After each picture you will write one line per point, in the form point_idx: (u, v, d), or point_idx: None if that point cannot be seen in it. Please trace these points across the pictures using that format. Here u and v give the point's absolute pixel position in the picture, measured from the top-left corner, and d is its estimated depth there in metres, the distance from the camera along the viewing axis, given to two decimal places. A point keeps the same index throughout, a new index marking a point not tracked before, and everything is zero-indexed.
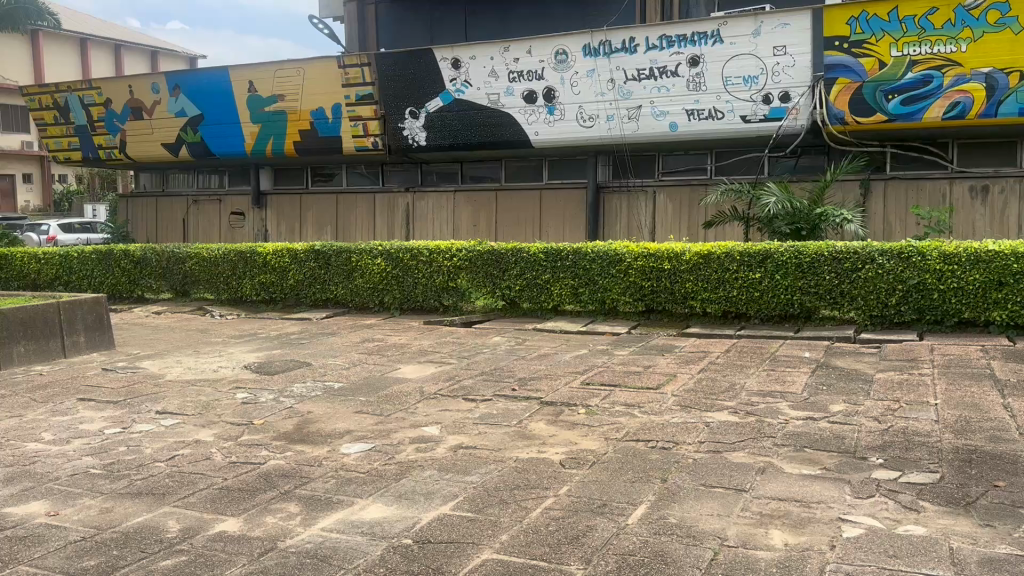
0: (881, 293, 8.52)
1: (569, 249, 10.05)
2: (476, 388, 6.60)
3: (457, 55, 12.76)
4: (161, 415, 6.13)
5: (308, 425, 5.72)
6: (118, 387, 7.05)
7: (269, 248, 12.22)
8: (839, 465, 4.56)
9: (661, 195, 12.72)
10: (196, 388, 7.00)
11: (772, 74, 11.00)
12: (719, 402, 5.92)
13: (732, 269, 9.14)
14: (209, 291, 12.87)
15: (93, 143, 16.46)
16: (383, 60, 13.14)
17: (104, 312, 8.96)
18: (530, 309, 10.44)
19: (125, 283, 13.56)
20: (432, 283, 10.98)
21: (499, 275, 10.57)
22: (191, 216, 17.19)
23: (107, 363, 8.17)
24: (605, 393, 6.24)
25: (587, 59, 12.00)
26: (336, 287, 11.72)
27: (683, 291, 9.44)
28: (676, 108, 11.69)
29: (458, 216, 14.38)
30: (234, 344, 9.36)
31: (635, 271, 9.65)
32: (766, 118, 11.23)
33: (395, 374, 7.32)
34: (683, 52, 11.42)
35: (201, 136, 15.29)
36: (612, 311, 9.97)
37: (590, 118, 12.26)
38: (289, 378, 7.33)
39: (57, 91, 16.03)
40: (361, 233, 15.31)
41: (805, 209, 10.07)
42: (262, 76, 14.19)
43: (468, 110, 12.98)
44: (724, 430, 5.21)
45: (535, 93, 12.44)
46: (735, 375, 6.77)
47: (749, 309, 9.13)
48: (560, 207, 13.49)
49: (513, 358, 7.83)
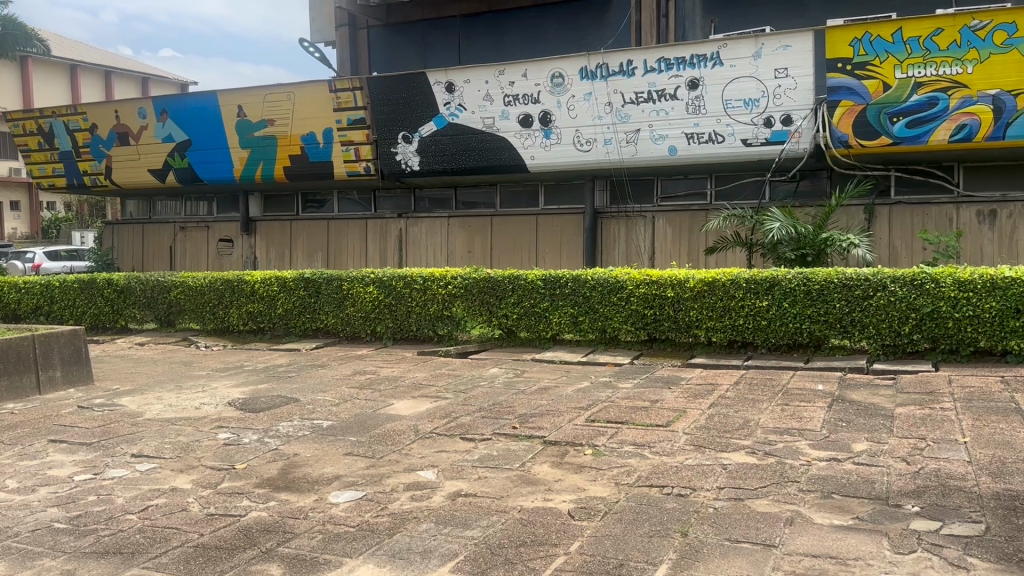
0: (894, 321, 8.19)
1: (568, 276, 9.71)
2: (475, 425, 6.21)
3: (451, 79, 12.49)
4: (137, 459, 5.71)
5: (294, 470, 5.32)
6: (93, 427, 6.62)
7: (257, 276, 11.84)
8: (873, 514, 4.18)
9: (660, 220, 12.42)
10: (176, 427, 6.59)
11: (774, 96, 10.74)
12: (735, 441, 5.54)
13: (738, 296, 8.80)
14: (195, 321, 12.46)
15: (78, 169, 16.10)
16: (375, 84, 12.86)
17: (83, 345, 8.58)
18: (527, 338, 10.08)
19: (108, 313, 13.14)
20: (426, 312, 10.62)
21: (495, 303, 10.21)
22: (178, 243, 16.82)
23: (84, 400, 7.72)
24: (612, 430, 5.86)
25: (584, 82, 11.73)
26: (327, 316, 11.34)
27: (687, 320, 9.09)
28: (676, 131, 11.41)
29: (452, 242, 14.05)
30: (218, 378, 8.94)
31: (637, 299, 9.30)
32: (768, 142, 10.96)
33: (388, 411, 6.92)
34: (682, 75, 11.17)
35: (189, 162, 14.96)
36: (613, 340, 9.61)
37: (588, 142, 11.97)
38: (276, 415, 6.93)
39: (42, 117, 15.68)
40: (352, 260, 14.95)
41: (811, 234, 9.75)
42: (251, 100, 13.88)
43: (462, 134, 12.68)
44: (744, 474, 4.83)
45: (531, 117, 12.16)
46: (748, 411, 6.40)
47: (756, 338, 8.78)
48: (557, 232, 13.18)
49: (512, 392, 7.45)
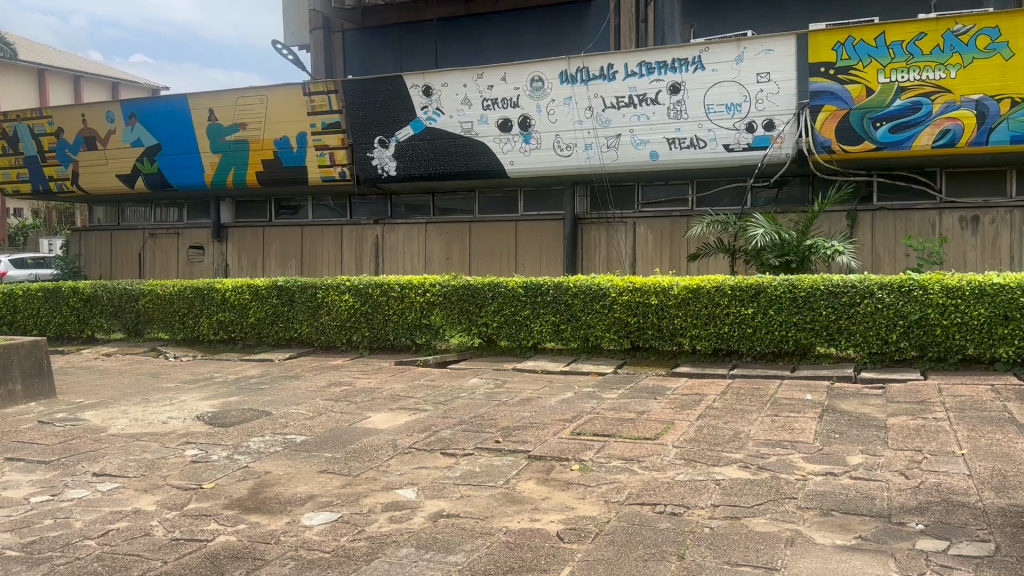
0: (881, 329, 8.06)
1: (550, 284, 9.50)
2: (456, 440, 5.96)
3: (428, 82, 12.26)
4: (98, 478, 5.38)
5: (264, 490, 5.03)
6: (53, 443, 6.28)
7: (228, 284, 11.51)
8: (877, 533, 3.99)
9: (641, 226, 12.26)
10: (141, 444, 6.26)
11: (756, 101, 10.61)
12: (726, 454, 5.34)
13: (723, 303, 8.62)
14: (164, 330, 12.09)
15: (43, 174, 15.64)
16: (351, 87, 12.59)
17: (45, 356, 8.20)
18: (507, 347, 9.86)
19: (74, 322, 12.72)
20: (403, 321, 10.35)
21: (475, 311, 9.97)
22: (147, 250, 16.40)
23: (45, 415, 7.35)
24: (599, 444, 5.64)
25: (563, 86, 11.55)
26: (301, 325, 11.03)
27: (671, 328, 8.90)
28: (657, 136, 11.24)
29: (429, 249, 13.79)
30: (187, 390, 8.60)
31: (621, 306, 9.10)
32: (750, 147, 10.82)
33: (365, 425, 6.64)
34: (663, 79, 11.02)
35: (158, 167, 14.57)
36: (595, 349, 9.40)
37: (568, 147, 11.77)
38: (247, 430, 6.62)
39: (6, 120, 15.22)
40: (327, 267, 14.63)
41: (795, 240, 9.59)
42: (224, 104, 13.55)
43: (440, 139, 12.44)
44: (739, 490, 4.62)
45: (510, 121, 11.95)
46: (738, 422, 6.21)
47: (742, 346, 8.60)
48: (536, 239, 12.97)
49: (493, 404, 7.21)
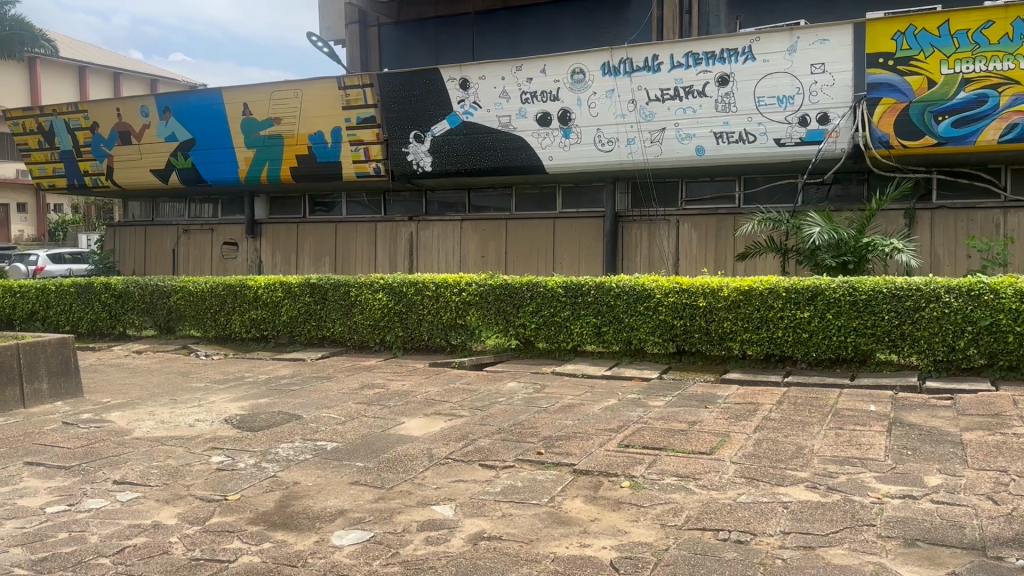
0: (947, 335, 7.53)
1: (591, 284, 9.10)
2: (495, 450, 5.58)
3: (465, 75, 11.89)
4: (118, 487, 5.08)
5: (291, 503, 4.71)
6: (75, 447, 6.01)
7: (260, 281, 11.26)
8: (972, 569, 3.54)
9: (685, 224, 11.79)
10: (166, 449, 5.98)
11: (809, 93, 10.10)
12: (791, 473, 4.96)
13: (777, 307, 8.14)
14: (196, 328, 11.90)
15: (78, 169, 15.58)
16: (386, 80, 12.27)
17: (72, 354, 7.97)
18: (546, 349, 9.48)
19: (106, 318, 12.56)
20: (438, 320, 10.01)
21: (513, 311, 9.59)
22: (181, 245, 16.28)
23: (69, 416, 7.11)
24: (650, 458, 5.24)
25: (606, 78, 11.11)
26: (334, 324, 10.74)
27: (720, 332, 8.45)
28: (703, 130, 10.77)
29: (465, 246, 13.45)
30: (216, 391, 8.33)
31: (666, 308, 8.66)
32: (802, 142, 10.32)
33: (399, 431, 6.30)
34: (711, 71, 10.54)
35: (193, 162, 14.41)
36: (638, 352, 8.98)
37: (609, 141, 11.34)
38: (276, 435, 6.32)
39: (42, 115, 15.16)
40: (361, 264, 14.37)
41: (852, 239, 9.07)
42: (258, 98, 13.31)
43: (477, 134, 12.09)
44: (810, 516, 4.20)
45: (549, 115, 11.55)
46: (800, 436, 5.80)
47: (796, 352, 8.12)
48: (576, 237, 12.57)
49: (534, 411, 6.82)
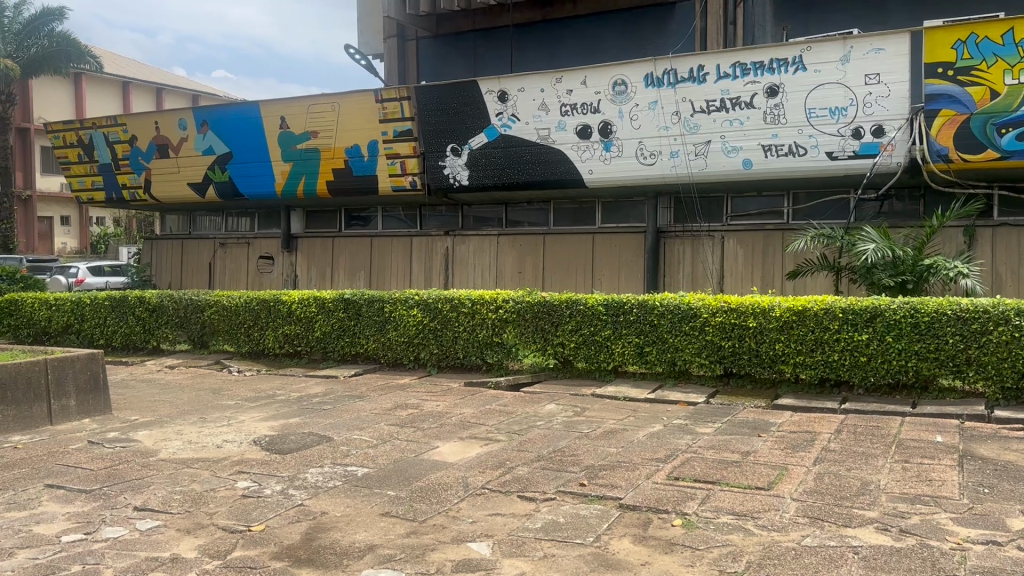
0: (1017, 361, 7.04)
1: (634, 302, 8.74)
2: (535, 481, 5.23)
3: (504, 87, 11.64)
4: (139, 514, 4.83)
5: (318, 536, 4.41)
6: (99, 469, 5.78)
7: (294, 296, 11.07)
8: None
9: (730, 240, 11.37)
10: (191, 472, 5.73)
11: (863, 105, 9.68)
12: (857, 512, 4.62)
13: (833, 328, 7.70)
14: (229, 343, 11.74)
15: (117, 182, 15.62)
16: (423, 92, 12.08)
17: (101, 370, 7.78)
18: (585, 369, 9.11)
19: (140, 332, 12.47)
20: (474, 338, 9.72)
21: (551, 329, 9.26)
22: (217, 259, 16.22)
23: (95, 434, 6.91)
24: (702, 493, 4.87)
25: (649, 90, 10.77)
26: (367, 340, 10.51)
27: (771, 354, 8.03)
28: (751, 142, 10.37)
29: (501, 262, 13.15)
30: (246, 410, 8.10)
31: (713, 328, 8.27)
32: (856, 155, 9.88)
33: (432, 457, 5.98)
34: (760, 81, 10.16)
35: (229, 176, 14.34)
36: (683, 374, 8.58)
37: (651, 155, 10.98)
38: (305, 459, 6.05)
39: (82, 128, 15.23)
40: (396, 280, 14.14)
41: (910, 258, 8.62)
42: (295, 111, 13.18)
43: (515, 147, 11.83)
44: (885, 564, 3.82)
45: (590, 128, 11.25)
46: (863, 470, 5.46)
47: (852, 377, 7.67)
48: (616, 253, 12.20)
49: (574, 436, 6.45)
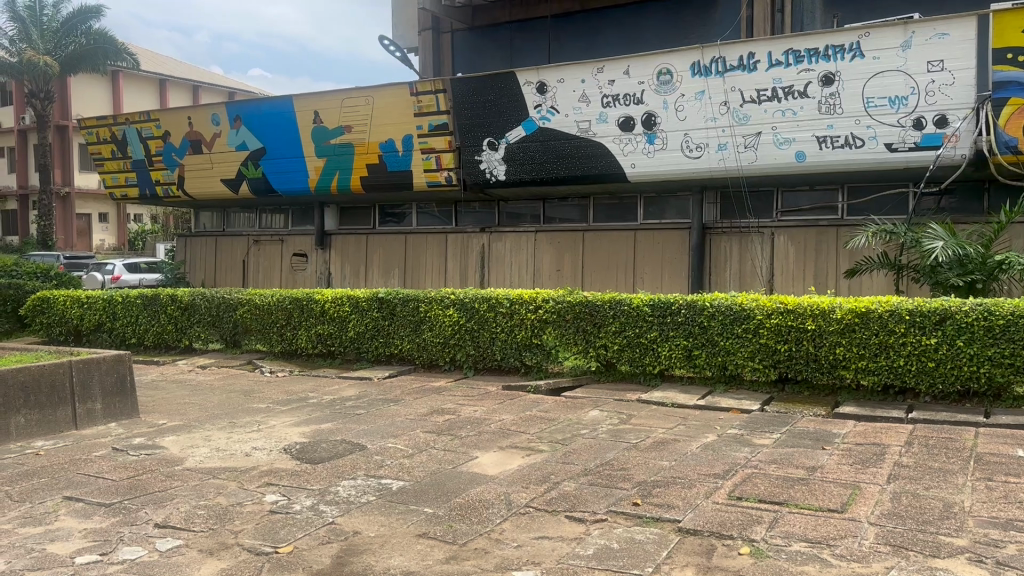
0: None
1: (681, 302, 8.29)
2: (583, 499, 4.82)
3: (543, 78, 11.23)
4: (159, 532, 4.51)
5: (349, 561, 4.05)
6: (121, 479, 5.50)
7: (328, 295, 10.77)
8: None
9: (780, 236, 10.85)
10: (217, 484, 5.41)
11: (926, 93, 9.11)
12: (945, 540, 4.14)
13: (899, 331, 7.18)
14: (261, 343, 11.49)
15: (150, 178, 15.50)
16: (459, 85, 11.71)
17: (128, 373, 7.53)
18: (629, 373, 8.67)
19: (172, 331, 12.27)
20: (512, 340, 9.33)
21: (594, 331, 8.85)
22: (251, 256, 16.02)
23: (121, 440, 6.64)
24: (769, 516, 4.43)
25: (695, 79, 10.28)
26: (402, 341, 10.17)
27: (830, 359, 7.53)
28: (804, 134, 9.85)
29: (539, 259, 12.74)
30: (277, 414, 7.79)
31: (768, 331, 7.79)
32: (917, 147, 9.30)
33: (471, 470, 5.60)
34: (814, 69, 9.62)
35: (263, 172, 14.11)
36: (734, 379, 8.12)
37: (698, 147, 10.50)
38: (337, 470, 5.70)
39: (116, 124, 15.11)
40: (431, 278, 13.80)
41: (979, 255, 8.03)
42: (328, 105, 12.89)
43: (554, 140, 11.41)
44: None
45: (633, 120, 10.79)
46: (943, 489, 4.96)
47: (920, 384, 7.15)
48: (659, 250, 11.71)
49: (622, 448, 6.02)
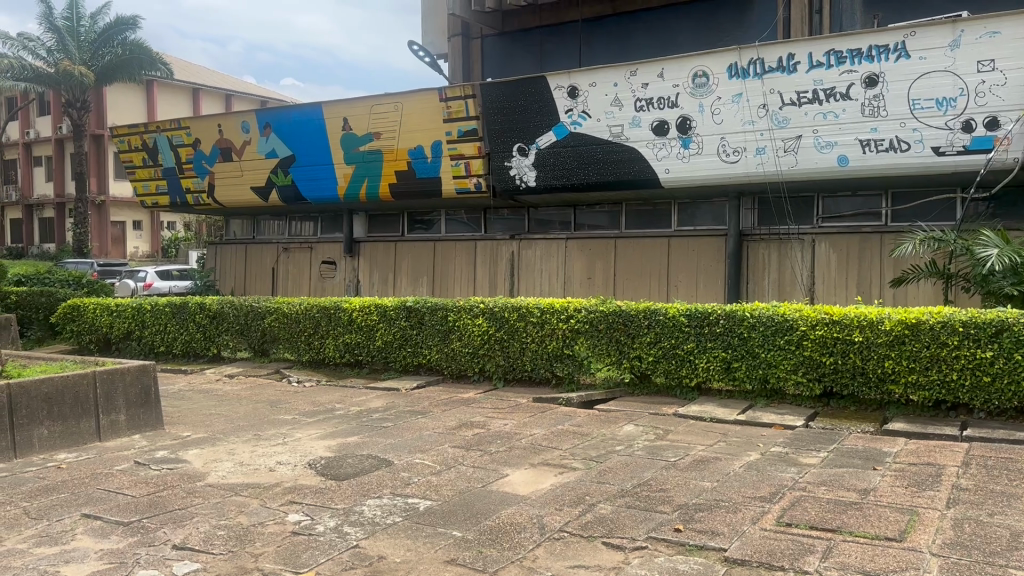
0: None
1: (720, 312, 7.99)
2: (621, 523, 4.54)
3: (574, 82, 10.98)
4: (177, 554, 4.31)
5: None
6: (141, 495, 5.33)
7: (356, 303, 10.60)
8: None
9: (822, 243, 10.49)
10: (239, 501, 5.22)
11: (976, 94, 8.71)
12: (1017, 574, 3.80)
13: (952, 343, 6.82)
14: (289, 352, 11.35)
15: (181, 186, 15.50)
16: (489, 90, 11.50)
17: (152, 383, 7.40)
18: (665, 385, 8.38)
19: (200, 339, 12.18)
20: (543, 350, 9.07)
21: (628, 341, 8.56)
22: (281, 264, 15.94)
23: (144, 453, 6.49)
24: (823, 545, 4.13)
25: (732, 81, 9.96)
26: (430, 350, 9.96)
27: (878, 373, 7.19)
28: (847, 137, 9.49)
29: (570, 267, 12.47)
30: (303, 427, 7.60)
31: (811, 343, 7.46)
32: (966, 151, 8.91)
33: (501, 489, 5.35)
34: (857, 70, 9.27)
35: (292, 179, 14.02)
36: (776, 392, 7.80)
37: (735, 151, 10.18)
38: (362, 487, 5.48)
39: (146, 132, 15.13)
40: (460, 286, 13.59)
41: None
42: (357, 112, 12.74)
43: (586, 146, 11.16)
44: None
45: (667, 124, 10.50)
46: (1009, 516, 4.61)
47: (974, 400, 6.77)
48: (693, 257, 11.39)
49: (660, 467, 5.73)
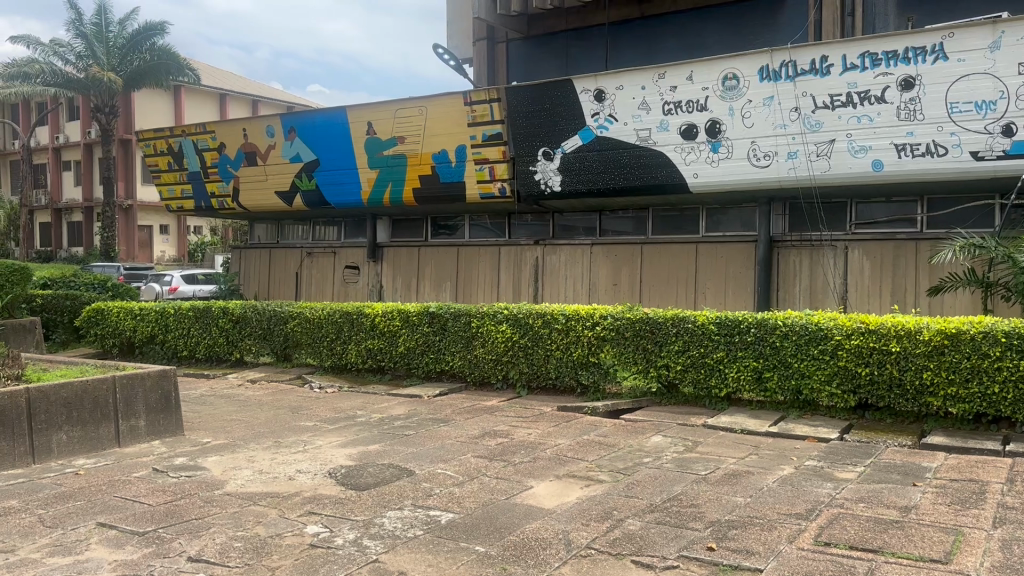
0: None
1: (751, 320, 7.78)
2: (650, 540, 4.36)
3: (601, 85, 10.81)
4: (191, 566, 4.19)
5: None
6: (158, 504, 5.23)
7: (379, 309, 10.49)
8: None
9: (855, 250, 10.23)
10: (257, 511, 5.10)
11: (1017, 97, 8.43)
12: None
13: (994, 355, 6.56)
14: (311, 357, 11.26)
15: (206, 190, 15.52)
16: (514, 93, 11.35)
17: (172, 389, 7.32)
18: (693, 395, 8.18)
19: (223, 344, 12.13)
20: (568, 357, 8.90)
21: (655, 350, 8.35)
22: (304, 269, 15.88)
23: (163, 460, 6.40)
24: (863, 567, 3.93)
25: (763, 84, 9.74)
26: (453, 356, 9.82)
27: (915, 384, 6.94)
28: (882, 141, 9.24)
29: (596, 273, 12.28)
30: (323, 434, 7.48)
31: (846, 353, 7.23)
32: (1006, 155, 8.64)
33: (525, 502, 5.18)
34: (893, 73, 9.02)
35: (316, 183, 13.97)
36: (809, 404, 7.56)
37: (765, 156, 9.97)
38: (383, 498, 5.34)
39: (172, 136, 15.16)
40: (484, 291, 13.45)
41: None
42: (381, 115, 12.66)
43: (612, 150, 10.98)
44: None
45: (695, 128, 10.30)
46: None
47: (1017, 413, 6.51)
48: (722, 264, 11.16)
49: (690, 480, 5.54)
